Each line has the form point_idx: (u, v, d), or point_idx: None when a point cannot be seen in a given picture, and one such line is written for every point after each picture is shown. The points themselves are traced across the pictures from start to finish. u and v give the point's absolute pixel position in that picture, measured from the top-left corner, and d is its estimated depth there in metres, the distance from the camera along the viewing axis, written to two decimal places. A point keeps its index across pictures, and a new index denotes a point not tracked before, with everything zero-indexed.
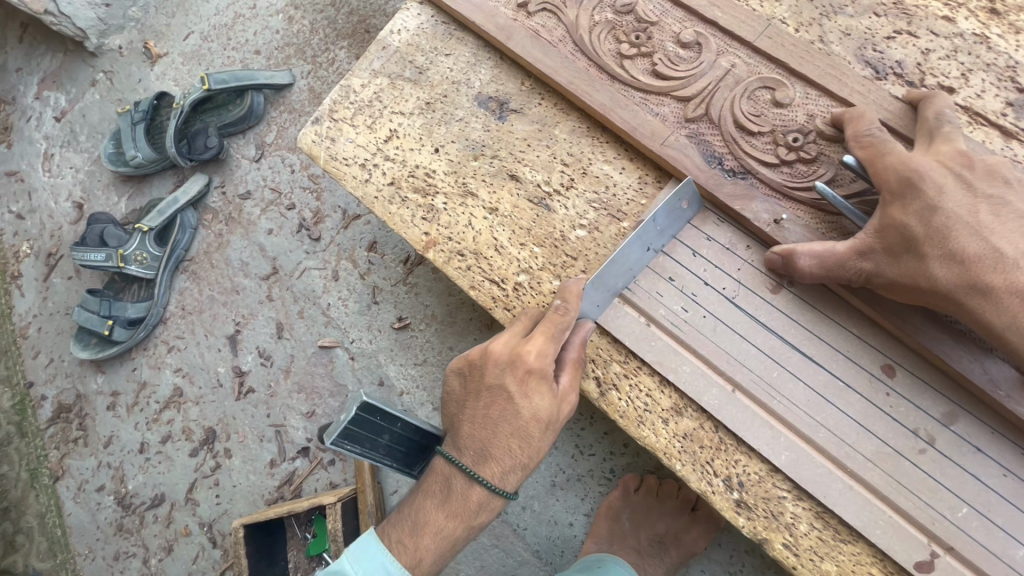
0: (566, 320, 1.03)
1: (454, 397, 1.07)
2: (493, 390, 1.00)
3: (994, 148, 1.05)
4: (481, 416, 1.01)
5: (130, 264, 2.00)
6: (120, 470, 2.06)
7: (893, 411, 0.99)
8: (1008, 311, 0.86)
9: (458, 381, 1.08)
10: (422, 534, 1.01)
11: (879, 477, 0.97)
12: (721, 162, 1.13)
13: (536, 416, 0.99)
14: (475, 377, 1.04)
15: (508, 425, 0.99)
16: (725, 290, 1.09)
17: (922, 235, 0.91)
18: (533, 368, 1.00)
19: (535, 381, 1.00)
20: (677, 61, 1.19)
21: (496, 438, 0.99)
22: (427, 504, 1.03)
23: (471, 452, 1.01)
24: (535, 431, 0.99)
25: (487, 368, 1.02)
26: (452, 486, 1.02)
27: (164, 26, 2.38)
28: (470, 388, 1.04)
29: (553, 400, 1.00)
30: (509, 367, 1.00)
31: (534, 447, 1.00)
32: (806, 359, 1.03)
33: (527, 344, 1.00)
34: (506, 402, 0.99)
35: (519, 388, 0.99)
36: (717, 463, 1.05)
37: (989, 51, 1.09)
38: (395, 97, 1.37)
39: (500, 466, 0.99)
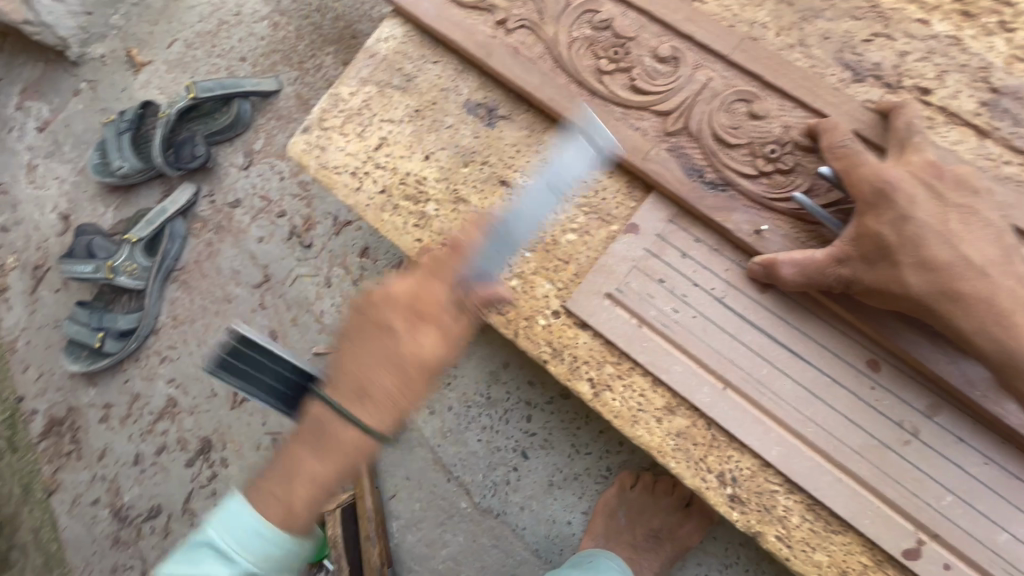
0: (454, 272, 1.07)
1: (348, 330, 1.13)
2: (382, 328, 1.09)
3: (969, 147, 1.08)
4: (364, 351, 1.08)
5: (119, 275, 1.99)
6: (115, 483, 2.05)
7: (879, 405, 1.02)
8: (975, 313, 0.90)
9: (355, 316, 1.13)
10: (294, 485, 1.06)
11: (867, 469, 1.00)
12: (701, 175, 1.14)
13: (418, 357, 1.08)
14: (372, 314, 1.11)
15: (390, 364, 1.07)
16: (713, 290, 1.11)
17: (896, 245, 0.93)
18: (428, 312, 1.09)
19: (422, 325, 1.09)
20: (655, 76, 1.19)
21: (376, 375, 1.07)
22: (300, 452, 1.08)
23: (350, 391, 1.08)
24: (417, 374, 1.09)
25: (384, 304, 1.10)
26: (328, 432, 1.07)
27: (147, 33, 2.36)
28: (369, 322, 1.11)
29: (439, 344, 1.10)
30: (398, 309, 1.08)
31: (412, 388, 1.09)
32: (793, 356, 1.06)
33: (421, 288, 1.09)
34: (393, 341, 1.07)
35: (408, 327, 1.08)
36: (710, 459, 1.07)
37: (962, 52, 1.12)
38: (384, 105, 1.39)
39: (377, 402, 1.07)
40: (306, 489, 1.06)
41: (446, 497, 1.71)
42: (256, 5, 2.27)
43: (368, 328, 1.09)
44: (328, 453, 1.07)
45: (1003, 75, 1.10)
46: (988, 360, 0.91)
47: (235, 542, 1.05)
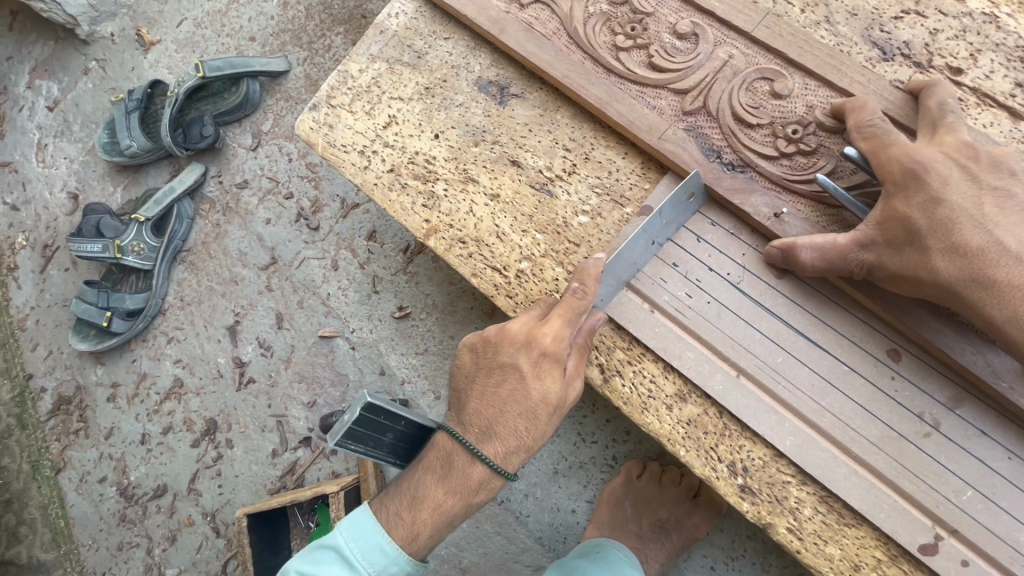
0: (582, 304, 1.02)
1: (464, 371, 1.07)
2: (507, 368, 1.01)
3: (1002, 130, 1.04)
4: (492, 394, 1.02)
5: (127, 255, 1.98)
6: (122, 461, 2.06)
7: (899, 395, 0.98)
8: (1009, 303, 0.86)
9: (470, 356, 1.08)
10: (420, 509, 1.02)
11: (885, 462, 0.97)
12: (720, 156, 1.10)
13: (546, 399, 1.00)
14: (490, 356, 1.05)
15: (518, 406, 1.00)
16: (729, 275, 1.08)
17: (926, 229, 0.90)
18: (549, 351, 1.00)
19: (549, 364, 1.01)
20: (674, 53, 1.15)
21: (504, 417, 1.00)
22: (426, 478, 1.04)
23: (477, 428, 1.02)
24: (544, 414, 1.00)
25: (502, 347, 1.03)
26: (454, 462, 1.03)
27: (157, 12, 2.34)
28: (485, 364, 1.04)
29: (563, 383, 1.02)
30: (525, 347, 1.01)
31: (541, 429, 1.01)
32: (811, 345, 1.02)
33: (543, 327, 1.01)
34: (518, 382, 1.00)
35: (533, 368, 1.00)
36: (721, 449, 1.05)
37: (998, 31, 1.07)
38: (393, 82, 1.36)
39: (505, 446, 1.00)
40: (432, 516, 1.01)
41: None
42: None
43: (493, 368, 1.03)
44: (452, 484, 1.02)
45: None
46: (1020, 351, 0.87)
47: (361, 554, 1.02)
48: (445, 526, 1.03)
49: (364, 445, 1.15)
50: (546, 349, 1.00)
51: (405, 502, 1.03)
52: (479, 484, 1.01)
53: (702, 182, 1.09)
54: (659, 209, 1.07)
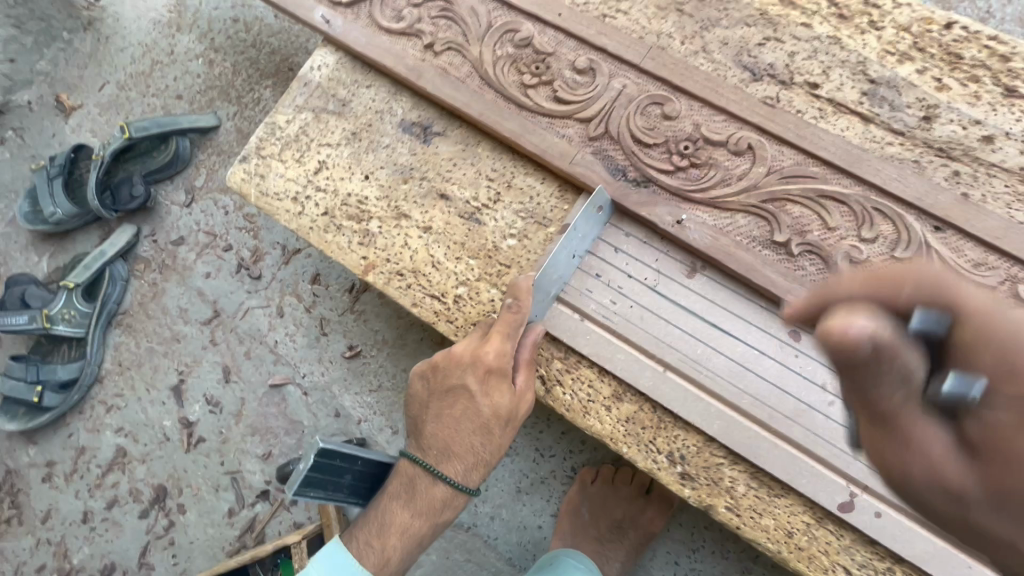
0: (519, 318, 1.09)
1: (418, 397, 1.15)
2: (457, 390, 1.10)
3: (857, 133, 1.20)
4: (446, 416, 1.10)
5: (57, 323, 1.92)
6: (63, 545, 1.93)
7: (803, 370, 1.09)
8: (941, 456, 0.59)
9: (423, 385, 1.16)
10: (389, 534, 1.09)
11: (799, 432, 1.07)
12: (625, 174, 1.22)
13: (497, 413, 1.08)
14: (441, 379, 1.13)
15: (470, 423, 1.09)
16: (647, 280, 1.18)
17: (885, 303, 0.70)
18: (494, 367, 1.08)
19: (495, 380, 1.09)
20: (575, 86, 1.28)
21: (459, 436, 1.09)
22: (393, 505, 1.12)
23: (435, 450, 1.11)
24: (497, 427, 1.09)
25: (450, 369, 1.11)
26: (416, 486, 1.11)
27: (77, 78, 2.33)
28: (436, 388, 1.12)
29: (512, 397, 1.09)
30: (471, 366, 1.09)
31: (496, 442, 1.10)
32: (723, 334, 1.13)
33: (485, 346, 1.08)
34: (469, 400, 1.09)
35: (481, 386, 1.08)
36: (659, 440, 1.13)
37: (843, 50, 1.25)
38: (321, 130, 1.42)
39: (463, 463, 1.09)
40: (400, 538, 1.09)
41: None
42: (189, 44, 2.28)
43: (443, 393, 1.11)
44: (417, 507, 1.10)
45: (878, 67, 1.23)
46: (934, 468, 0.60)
47: None
48: (417, 546, 1.11)
49: (321, 490, 1.14)
50: (490, 366, 1.08)
51: (373, 530, 1.11)
52: (444, 503, 1.09)
53: (610, 197, 1.20)
54: (573, 225, 1.16)
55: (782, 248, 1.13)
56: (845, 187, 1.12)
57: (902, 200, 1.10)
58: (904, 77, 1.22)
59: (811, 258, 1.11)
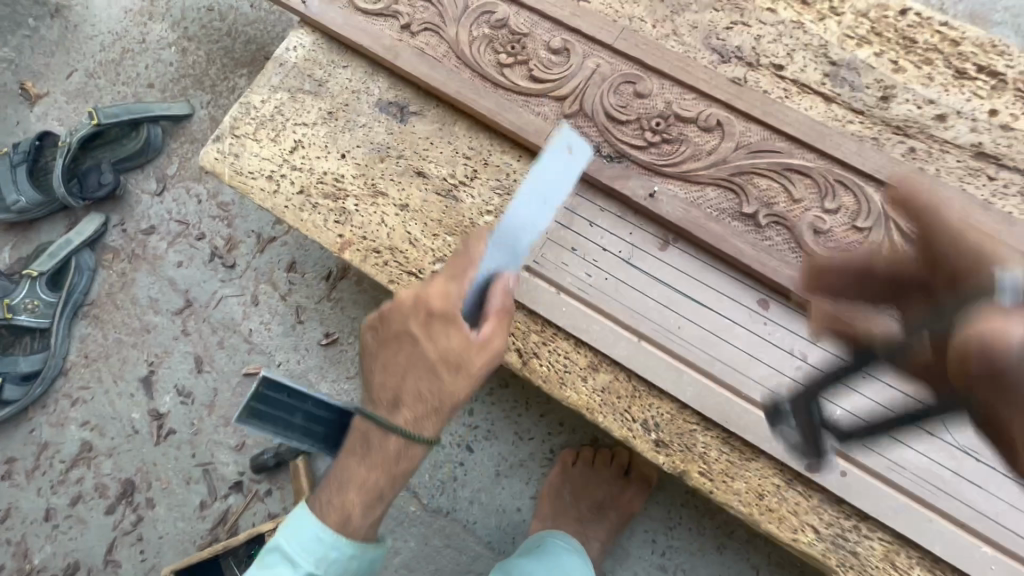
0: (464, 256, 0.94)
1: (366, 349, 1.01)
2: (401, 337, 0.95)
3: (819, 112, 1.25)
4: (392, 364, 0.96)
5: (19, 314, 1.86)
6: (22, 545, 1.85)
7: (772, 337, 1.12)
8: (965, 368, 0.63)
9: (371, 336, 1.01)
10: (347, 489, 0.98)
11: (769, 397, 1.10)
12: (599, 150, 1.24)
13: (445, 360, 0.93)
14: (386, 328, 0.99)
15: (414, 371, 0.94)
16: (621, 252, 1.20)
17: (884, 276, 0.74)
18: (436, 310, 0.93)
19: (441, 325, 0.93)
20: (550, 66, 1.30)
21: (405, 384, 0.95)
22: (349, 460, 1.00)
23: (386, 401, 0.97)
24: (445, 373, 0.93)
25: (393, 316, 0.97)
26: (370, 440, 0.98)
27: (43, 65, 2.27)
28: (381, 339, 0.99)
29: (465, 344, 0.92)
30: (413, 310, 0.95)
31: (449, 390, 0.94)
32: (696, 304, 1.16)
33: (427, 287, 0.94)
34: (413, 348, 0.95)
35: (424, 330, 0.94)
36: (634, 409, 1.15)
37: (805, 34, 1.31)
38: (297, 109, 1.41)
39: (413, 412, 0.95)
40: (360, 492, 0.98)
41: (393, 505, 1.67)
42: (162, 32, 2.25)
43: (389, 340, 0.97)
44: (371, 463, 0.98)
45: (838, 50, 1.29)
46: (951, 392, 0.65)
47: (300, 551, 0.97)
48: (373, 504, 0.99)
49: (272, 427, 1.02)
50: (431, 309, 0.93)
51: (333, 488, 1.00)
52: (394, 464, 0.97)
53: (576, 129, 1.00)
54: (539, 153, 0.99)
55: (750, 219, 1.16)
56: (808, 161, 1.16)
57: (863, 173, 1.14)
58: (863, 59, 1.28)
59: (778, 229, 1.15)
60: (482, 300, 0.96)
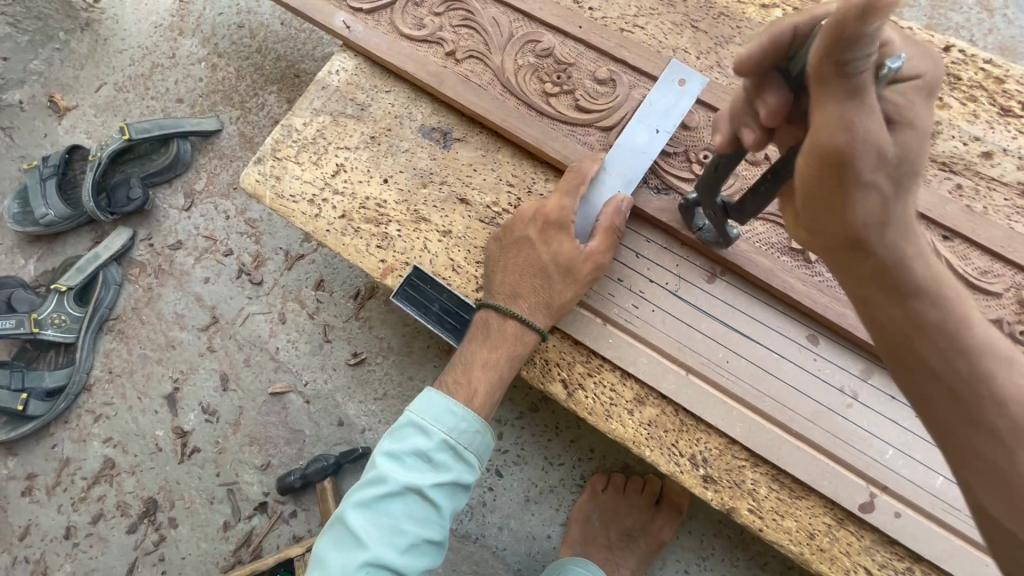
0: (579, 174, 1.18)
1: (489, 255, 1.21)
2: (521, 240, 1.16)
3: None
4: (512, 263, 1.16)
5: (46, 328, 1.84)
6: (41, 563, 1.83)
7: (822, 373, 1.11)
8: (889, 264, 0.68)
9: (493, 246, 1.21)
10: (471, 370, 1.09)
11: (821, 435, 1.09)
12: (646, 181, 1.24)
13: (557, 258, 1.12)
14: (507, 237, 1.19)
15: (529, 267, 1.13)
16: (668, 284, 1.20)
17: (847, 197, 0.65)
18: (553, 218, 1.15)
19: (555, 231, 1.15)
20: (596, 96, 1.31)
21: (514, 276, 1.14)
22: (471, 347, 1.13)
23: (504, 293, 1.14)
24: (557, 274, 1.12)
25: (515, 225, 1.19)
26: (490, 325, 1.13)
27: (72, 78, 2.28)
28: (503, 241, 1.19)
29: (574, 245, 1.14)
30: (533, 219, 1.17)
31: (559, 286, 1.12)
32: (744, 337, 1.15)
33: (547, 200, 1.18)
34: (530, 249, 1.15)
35: (541, 235, 1.15)
36: (682, 444, 1.14)
37: None
38: (339, 133, 1.42)
39: (529, 301, 1.12)
40: (482, 371, 1.09)
41: None
42: (192, 48, 2.26)
43: (510, 245, 1.18)
44: (494, 342, 1.12)
45: None
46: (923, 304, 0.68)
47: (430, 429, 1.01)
48: (496, 386, 1.10)
49: (416, 311, 1.24)
50: (547, 216, 1.16)
51: (457, 369, 1.11)
52: (516, 332, 1.11)
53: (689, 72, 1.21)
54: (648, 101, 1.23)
55: (799, 254, 1.16)
56: None
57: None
58: None
59: None
60: (595, 220, 1.17)
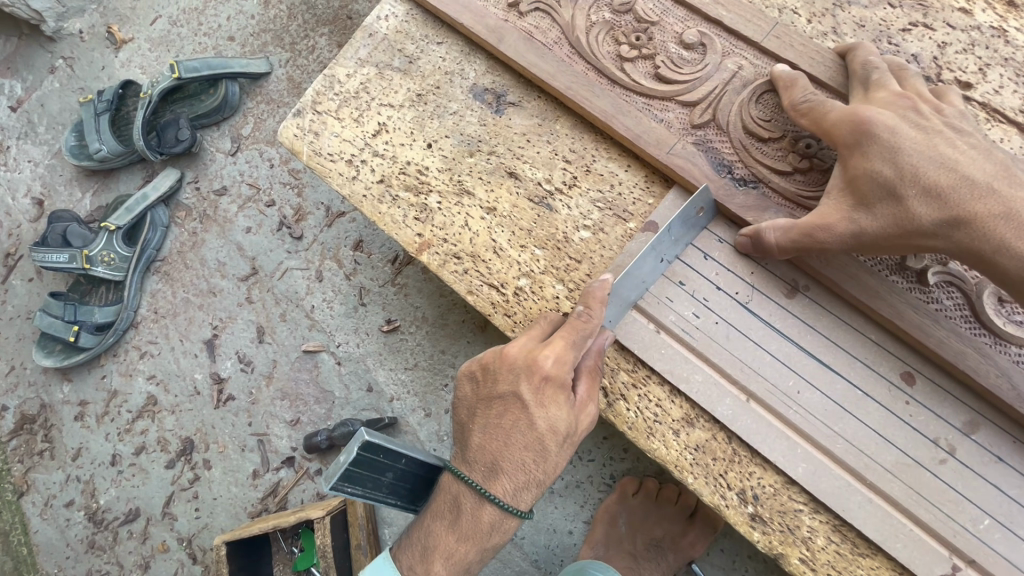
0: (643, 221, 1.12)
1: (465, 402, 1.01)
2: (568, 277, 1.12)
3: (1012, 146, 1.02)
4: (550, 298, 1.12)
5: (96, 265, 1.87)
6: (90, 484, 1.94)
7: (913, 420, 0.94)
8: (995, 230, 0.83)
9: (470, 385, 1.01)
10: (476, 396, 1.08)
11: (901, 490, 0.93)
12: (730, 171, 1.07)
13: None
14: (488, 383, 0.98)
15: (522, 437, 0.93)
16: (738, 295, 1.03)
17: (897, 179, 0.87)
18: (551, 376, 0.93)
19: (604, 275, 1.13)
20: (681, 64, 1.12)
21: (509, 452, 0.94)
22: None
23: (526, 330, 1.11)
24: None
25: (501, 373, 0.96)
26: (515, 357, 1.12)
27: (129, 9, 2.24)
28: (482, 395, 0.98)
29: None
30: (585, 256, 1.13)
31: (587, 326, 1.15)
32: (823, 367, 0.98)
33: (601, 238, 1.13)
34: (520, 412, 0.94)
35: (535, 397, 0.93)
36: (730, 476, 1.00)
37: (1006, 46, 1.05)
38: (383, 87, 1.29)
39: None
40: None
41: None
42: None
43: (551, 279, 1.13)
44: None
45: None
46: (1011, 280, 0.84)
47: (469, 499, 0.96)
48: (526, 490, 0.95)
49: (364, 490, 1.00)
50: (537, 362, 0.93)
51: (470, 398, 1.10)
52: (535, 463, 0.94)
53: (712, 198, 1.05)
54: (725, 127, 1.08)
55: (911, 273, 0.96)
56: None
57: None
58: None
59: (948, 290, 0.95)
60: None
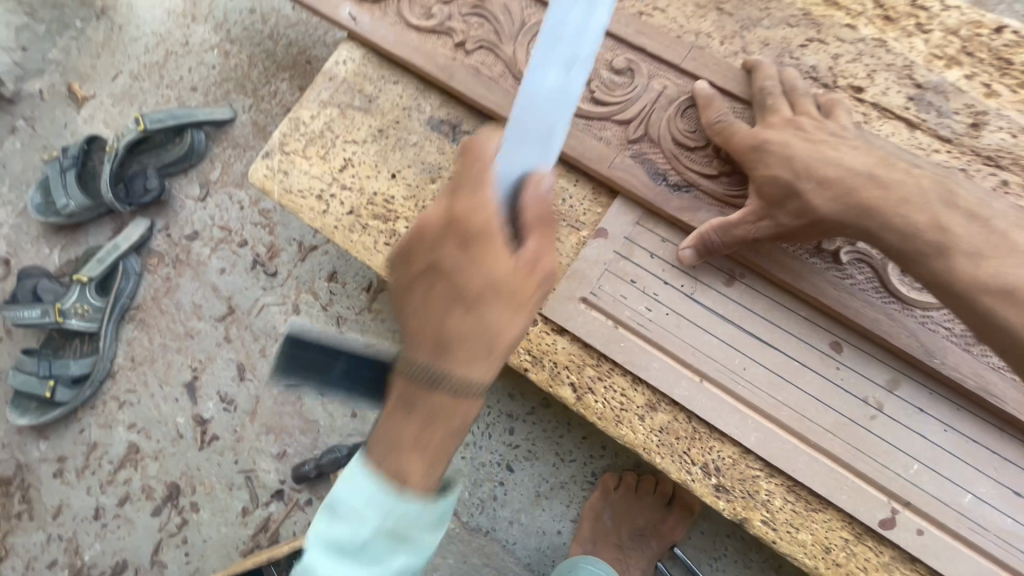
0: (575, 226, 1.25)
1: None
2: None
3: (902, 139, 1.17)
4: None
5: (69, 318, 1.89)
6: (73, 541, 1.91)
7: (845, 383, 1.06)
8: (881, 213, 0.97)
9: None
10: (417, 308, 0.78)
11: (841, 447, 1.04)
12: (665, 178, 1.20)
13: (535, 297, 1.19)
14: None
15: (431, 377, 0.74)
16: (683, 287, 1.15)
17: (795, 179, 1.01)
18: None
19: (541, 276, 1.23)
20: (613, 88, 1.25)
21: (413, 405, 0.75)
22: None
23: None
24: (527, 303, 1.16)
25: None
26: None
27: (89, 67, 2.29)
28: None
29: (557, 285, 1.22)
30: None
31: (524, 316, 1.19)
32: (763, 344, 1.10)
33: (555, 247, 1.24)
34: None
35: None
36: (694, 452, 1.10)
37: (889, 53, 1.22)
38: (346, 126, 1.39)
39: None
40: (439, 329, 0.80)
41: None
42: (204, 34, 2.23)
43: None
44: None
45: (925, 71, 1.19)
46: (901, 252, 0.97)
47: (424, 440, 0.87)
48: None
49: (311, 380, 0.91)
50: (458, 284, 0.73)
51: None
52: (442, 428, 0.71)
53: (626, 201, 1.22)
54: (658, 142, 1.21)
55: (828, 254, 1.09)
56: None
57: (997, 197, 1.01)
58: (951, 81, 1.18)
59: (860, 267, 1.08)
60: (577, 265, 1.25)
